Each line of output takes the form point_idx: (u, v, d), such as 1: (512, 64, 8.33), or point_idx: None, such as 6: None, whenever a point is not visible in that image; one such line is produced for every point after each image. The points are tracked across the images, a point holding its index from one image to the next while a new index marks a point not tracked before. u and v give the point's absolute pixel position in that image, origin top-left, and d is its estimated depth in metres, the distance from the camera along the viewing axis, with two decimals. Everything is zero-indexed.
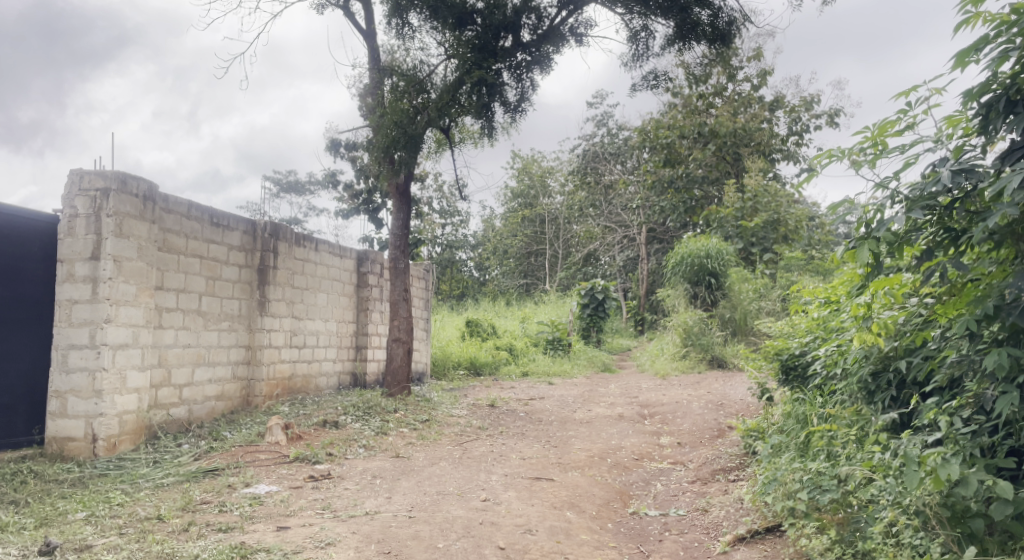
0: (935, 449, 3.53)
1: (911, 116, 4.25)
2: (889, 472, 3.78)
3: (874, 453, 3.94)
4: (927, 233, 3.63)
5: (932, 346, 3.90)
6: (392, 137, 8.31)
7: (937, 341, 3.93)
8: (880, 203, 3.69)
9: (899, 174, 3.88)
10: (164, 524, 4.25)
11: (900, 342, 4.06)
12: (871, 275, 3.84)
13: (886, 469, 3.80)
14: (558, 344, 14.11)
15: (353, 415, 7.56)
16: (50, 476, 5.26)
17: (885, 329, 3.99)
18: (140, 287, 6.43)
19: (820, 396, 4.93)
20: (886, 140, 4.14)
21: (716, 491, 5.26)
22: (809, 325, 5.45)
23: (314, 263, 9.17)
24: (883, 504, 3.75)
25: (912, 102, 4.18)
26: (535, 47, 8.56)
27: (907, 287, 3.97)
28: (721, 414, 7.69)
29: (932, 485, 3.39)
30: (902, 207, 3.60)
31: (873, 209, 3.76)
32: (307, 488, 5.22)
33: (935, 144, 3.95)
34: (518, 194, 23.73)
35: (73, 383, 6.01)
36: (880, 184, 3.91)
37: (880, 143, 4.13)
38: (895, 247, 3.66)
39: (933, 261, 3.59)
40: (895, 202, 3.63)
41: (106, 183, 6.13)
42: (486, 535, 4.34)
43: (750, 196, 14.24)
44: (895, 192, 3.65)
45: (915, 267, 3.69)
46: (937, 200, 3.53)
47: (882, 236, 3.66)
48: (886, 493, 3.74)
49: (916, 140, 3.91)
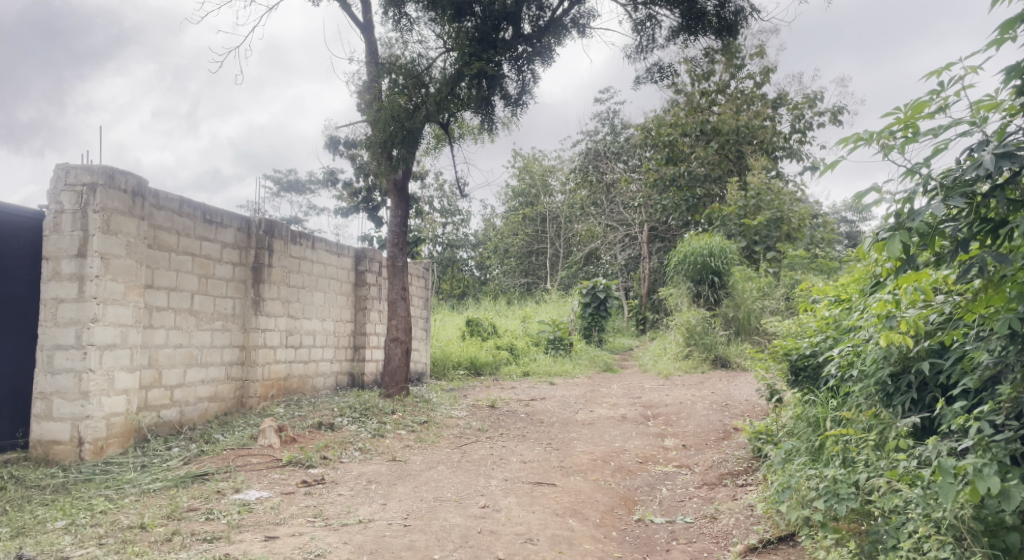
0: (969, 458, 3.36)
1: (943, 97, 4.00)
2: (916, 482, 3.59)
3: (898, 460, 3.75)
4: (959, 226, 3.42)
5: (963, 346, 3.70)
6: (389, 132, 8.11)
7: (969, 340, 3.72)
8: (907, 194, 3.48)
9: (931, 161, 3.64)
10: (147, 534, 4.06)
11: (925, 342, 3.86)
12: (899, 270, 3.61)
13: (912, 478, 3.62)
14: (559, 344, 13.91)
15: (350, 418, 7.35)
16: (33, 483, 5.08)
17: (912, 328, 3.77)
18: (130, 286, 6.24)
19: (834, 399, 4.73)
20: (917, 124, 3.89)
21: (725, 497, 5.06)
22: (819, 324, 5.24)
23: (310, 261, 8.98)
24: (909, 516, 3.55)
25: (945, 82, 3.93)
26: (536, 39, 8.35)
27: (934, 283, 3.75)
28: (727, 415, 7.49)
29: (969, 498, 3.24)
30: (936, 197, 3.38)
31: (898, 202, 3.55)
32: (299, 494, 5.03)
33: (970, 129, 3.72)
34: (518, 193, 23.52)
35: (58, 385, 5.81)
36: (907, 172, 3.69)
37: (909, 125, 3.90)
38: (926, 239, 3.42)
39: (966, 256, 3.39)
40: (927, 192, 3.42)
41: (93, 178, 5.95)
42: (485, 545, 4.15)
43: (753, 194, 14.01)
44: (927, 180, 3.43)
45: (951, 262, 3.47)
46: (975, 187, 3.32)
47: (915, 228, 3.42)
48: (914, 504, 3.54)
49: (950, 124, 3.68)
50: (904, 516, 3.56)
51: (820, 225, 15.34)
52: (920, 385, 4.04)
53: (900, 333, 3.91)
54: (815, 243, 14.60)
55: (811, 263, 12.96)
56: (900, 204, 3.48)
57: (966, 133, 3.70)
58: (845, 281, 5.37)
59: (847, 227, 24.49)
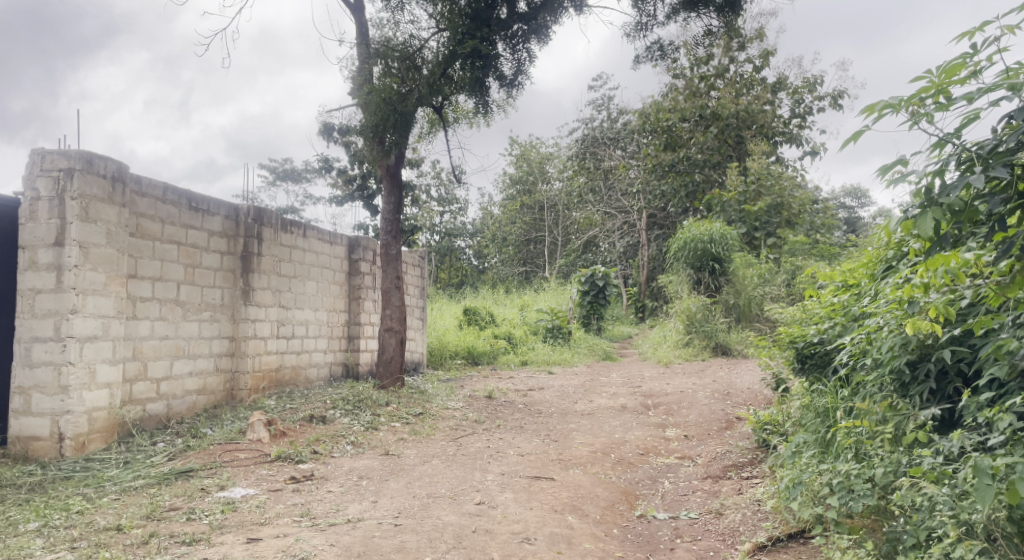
0: (1006, 457, 3.16)
1: (975, 62, 3.73)
2: (944, 480, 3.41)
3: (920, 457, 3.58)
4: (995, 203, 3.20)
5: (1001, 334, 3.49)
6: (381, 115, 7.85)
7: (1005, 327, 3.51)
8: (937, 167, 3.27)
9: (963, 131, 3.40)
10: (123, 537, 3.86)
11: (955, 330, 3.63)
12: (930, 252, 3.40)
13: (939, 476, 3.45)
14: (558, 332, 13.71)
15: (342, 410, 7.14)
16: (9, 481, 4.89)
17: (943, 314, 3.54)
18: (111, 275, 6.01)
19: (844, 389, 4.52)
20: (950, 89, 3.63)
21: (730, 491, 4.86)
22: (826, 311, 5.05)
23: (302, 250, 8.76)
24: (934, 515, 3.36)
25: (979, 44, 3.66)
26: (533, 17, 8.01)
27: (964, 266, 3.53)
28: (729, 404, 7.30)
29: (1007, 500, 3.04)
30: (972, 171, 3.16)
31: (927, 175, 3.33)
32: (287, 491, 4.82)
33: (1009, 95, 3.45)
34: (515, 180, 23.15)
35: (37, 379, 5.61)
36: (937, 144, 3.45)
37: (941, 91, 3.64)
38: (961, 216, 3.17)
39: (1004, 235, 3.17)
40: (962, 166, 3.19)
41: (70, 163, 5.72)
42: (480, 545, 3.95)
43: (753, 179, 13.75)
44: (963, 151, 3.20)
45: (986, 242, 3.25)
46: (1015, 158, 3.10)
47: (948, 204, 3.19)
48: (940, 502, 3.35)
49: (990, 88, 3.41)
50: (925, 515, 3.37)
51: (821, 211, 15.11)
52: (939, 374, 3.87)
53: (926, 320, 3.70)
54: (816, 229, 14.39)
55: (812, 249, 12.83)
56: (930, 178, 3.26)
57: (1003, 98, 3.45)
58: (853, 267, 5.20)
59: (847, 213, 24.22)
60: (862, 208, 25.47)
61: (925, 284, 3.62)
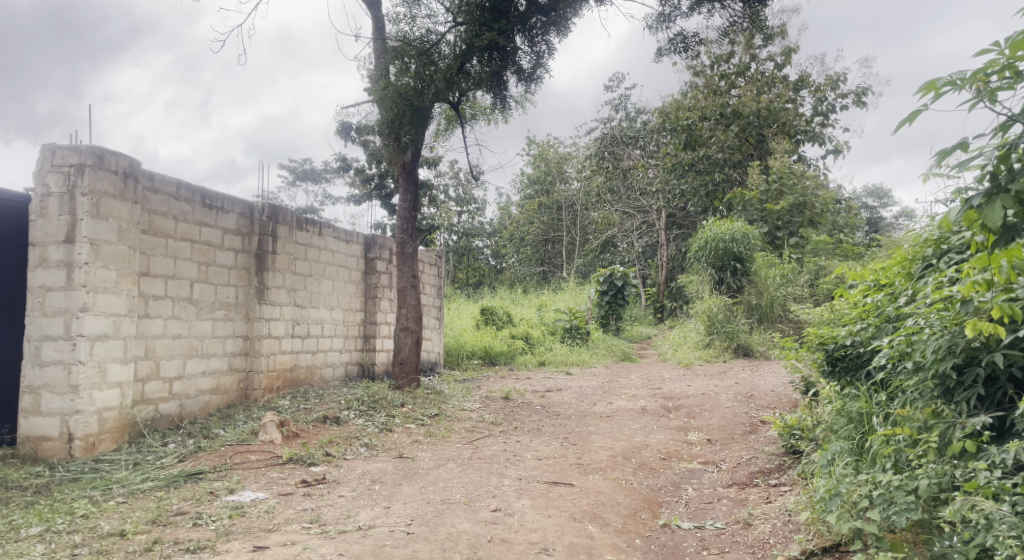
0: None
1: None
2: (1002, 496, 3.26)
3: (976, 469, 3.44)
4: None
5: None
6: (397, 111, 7.70)
7: None
8: (1005, 149, 3.08)
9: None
10: (126, 543, 3.74)
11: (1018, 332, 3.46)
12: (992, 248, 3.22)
13: (996, 490, 3.30)
14: (576, 333, 13.49)
15: (357, 411, 6.99)
16: (15, 483, 4.79)
17: (1008, 314, 3.38)
18: (122, 273, 5.91)
19: (880, 393, 4.32)
20: (1018, 65, 3.40)
21: (758, 500, 4.67)
22: (858, 311, 4.82)
23: (318, 249, 8.63)
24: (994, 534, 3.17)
25: None
26: (552, 9, 7.85)
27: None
28: (753, 407, 7.08)
29: None
30: None
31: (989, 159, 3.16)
32: (298, 495, 4.68)
33: None
34: (534, 180, 22.90)
35: (47, 378, 5.51)
36: (1004, 126, 3.30)
37: (1008, 68, 3.42)
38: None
39: None
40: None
41: (81, 159, 5.62)
42: (495, 555, 3.79)
43: (775, 178, 13.49)
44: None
45: None
46: None
47: (1018, 191, 3.04)
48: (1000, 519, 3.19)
49: None
50: (982, 534, 3.20)
51: (844, 211, 14.78)
52: (988, 380, 3.70)
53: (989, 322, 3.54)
54: (839, 228, 14.08)
55: (836, 249, 12.58)
56: (998, 163, 3.09)
57: None
58: (885, 266, 4.99)
59: (870, 214, 23.74)
60: (884, 209, 25.11)
61: (987, 282, 3.44)
